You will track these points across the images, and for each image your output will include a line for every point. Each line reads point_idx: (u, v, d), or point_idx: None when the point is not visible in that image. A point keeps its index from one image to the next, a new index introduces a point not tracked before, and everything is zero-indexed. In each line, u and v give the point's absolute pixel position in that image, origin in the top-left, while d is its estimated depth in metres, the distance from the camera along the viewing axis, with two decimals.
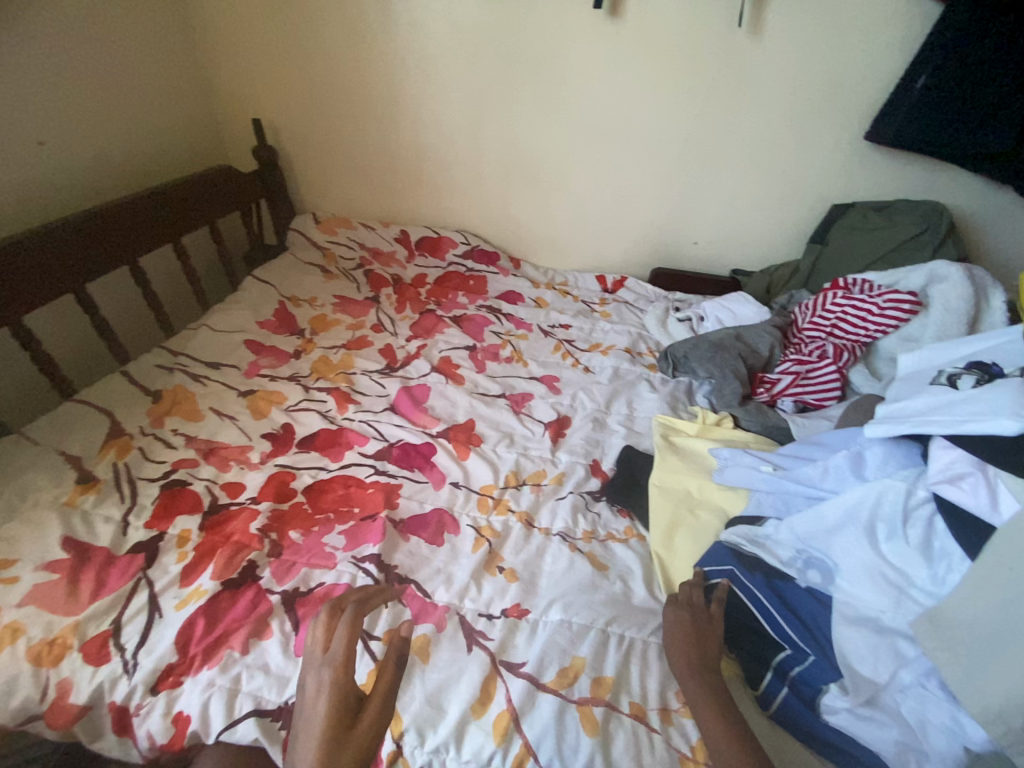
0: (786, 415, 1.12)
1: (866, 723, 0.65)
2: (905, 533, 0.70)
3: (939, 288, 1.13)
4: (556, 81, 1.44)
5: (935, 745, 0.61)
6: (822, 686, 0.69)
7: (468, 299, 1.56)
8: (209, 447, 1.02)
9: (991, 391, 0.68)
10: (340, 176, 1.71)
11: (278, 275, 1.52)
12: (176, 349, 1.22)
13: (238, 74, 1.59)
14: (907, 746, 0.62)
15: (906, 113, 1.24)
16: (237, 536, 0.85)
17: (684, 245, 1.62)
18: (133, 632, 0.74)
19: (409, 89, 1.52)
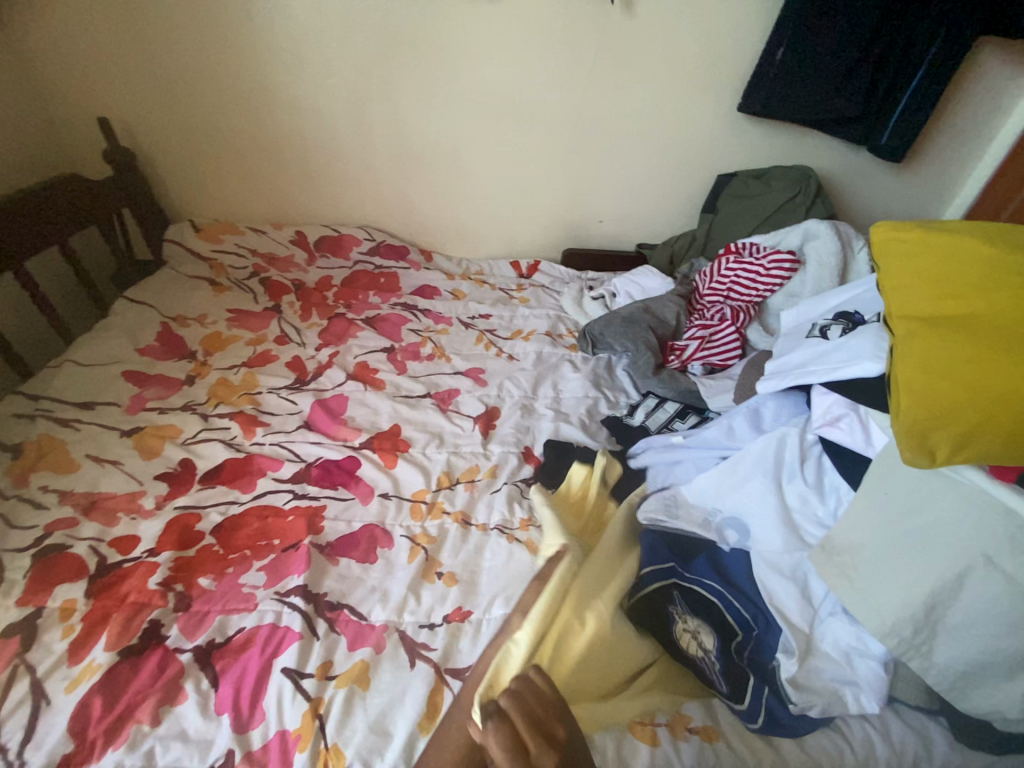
0: (697, 378, 1.18)
1: (813, 676, 0.66)
2: (803, 474, 0.76)
3: (813, 245, 1.24)
4: (441, 62, 1.38)
5: (862, 674, 0.65)
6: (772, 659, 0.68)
7: (380, 298, 1.49)
8: (91, 500, 0.89)
9: (855, 339, 0.75)
10: (217, 177, 1.54)
11: (157, 294, 1.36)
12: (35, 393, 1.06)
13: (69, 65, 1.37)
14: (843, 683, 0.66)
15: (771, 83, 1.33)
16: (132, 596, 0.76)
17: (591, 223, 1.65)
18: (13, 729, 0.63)
19: (281, 76, 1.39)
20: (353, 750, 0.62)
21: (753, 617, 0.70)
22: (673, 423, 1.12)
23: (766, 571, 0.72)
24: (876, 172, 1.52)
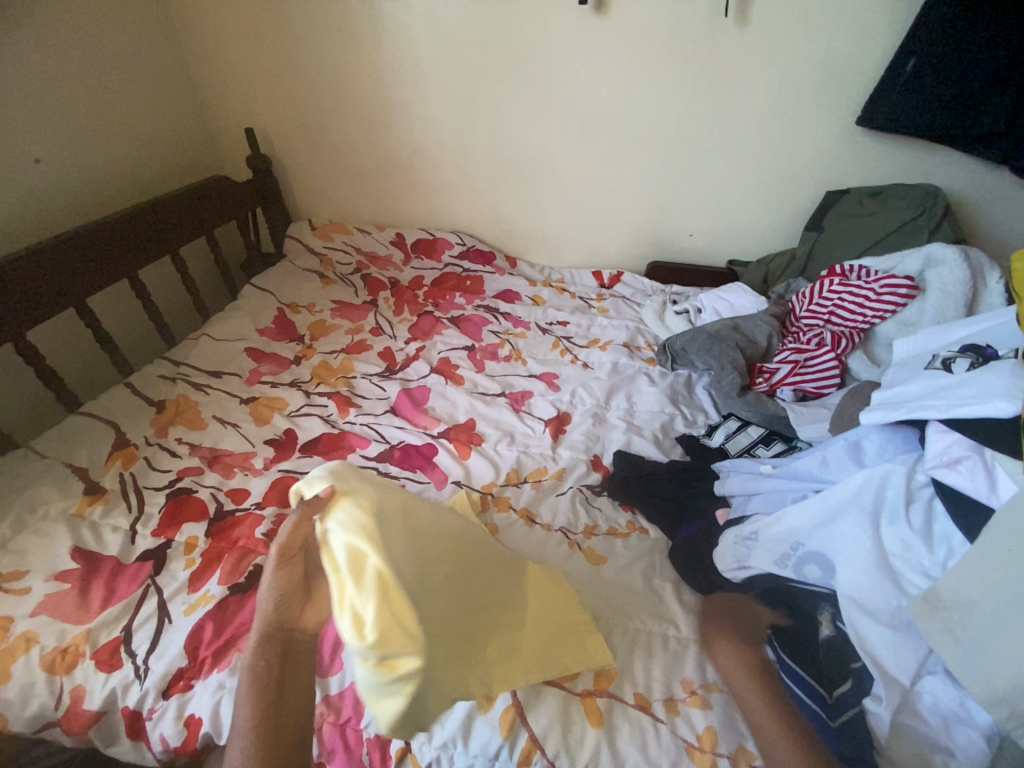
0: (786, 403, 1.12)
1: (901, 735, 0.60)
2: (907, 517, 0.69)
3: (935, 271, 1.12)
4: (543, 78, 1.44)
5: (959, 742, 0.59)
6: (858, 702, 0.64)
7: (466, 299, 1.56)
8: (213, 455, 1.03)
9: (985, 375, 0.67)
10: (334, 182, 1.72)
11: (275, 282, 1.53)
12: (177, 359, 1.24)
13: (228, 85, 1.60)
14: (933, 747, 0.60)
15: (898, 94, 1.23)
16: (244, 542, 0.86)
17: (680, 238, 1.62)
18: (143, 638, 0.75)
19: (398, 92, 1.53)
20: None
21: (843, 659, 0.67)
22: (756, 449, 1.07)
23: (857, 614, 0.67)
24: (1022, 193, 1.35)
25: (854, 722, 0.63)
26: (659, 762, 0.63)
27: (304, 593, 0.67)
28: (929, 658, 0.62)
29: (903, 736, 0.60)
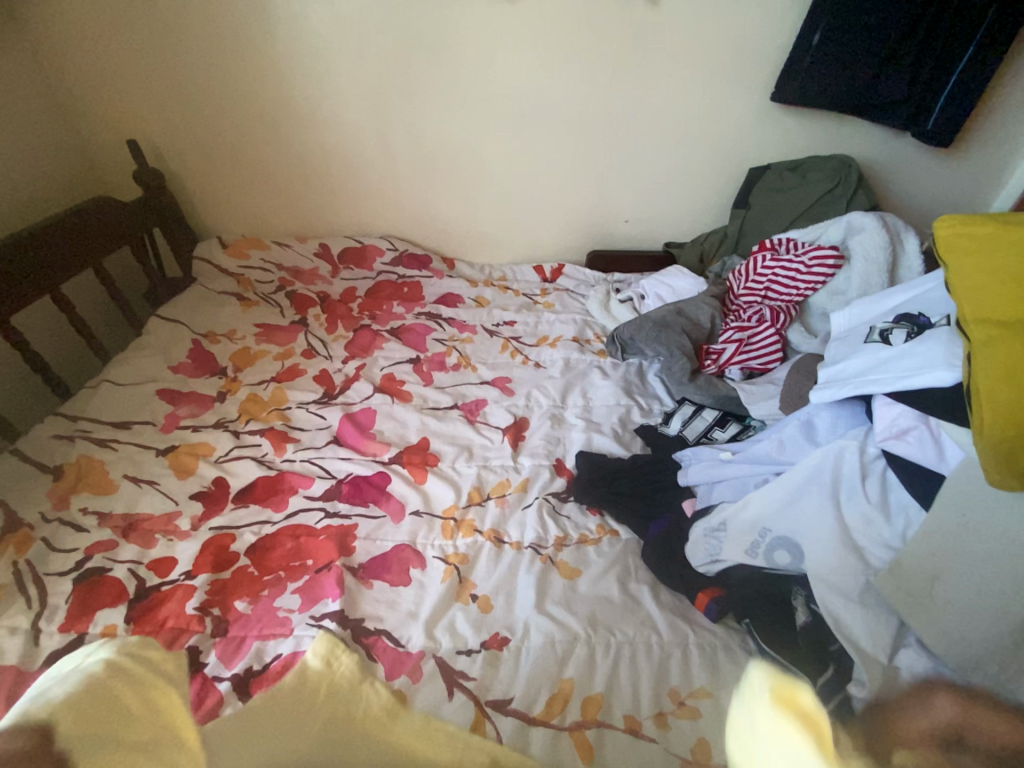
0: (736, 383, 1.12)
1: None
2: (865, 490, 0.70)
3: (858, 239, 1.16)
4: (459, 66, 1.35)
5: None
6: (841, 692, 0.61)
7: (404, 308, 1.47)
8: (130, 521, 0.90)
9: (923, 344, 0.68)
10: (243, 192, 1.56)
11: (187, 311, 1.37)
12: (74, 414, 1.08)
13: (100, 90, 1.40)
14: None
15: (808, 69, 1.26)
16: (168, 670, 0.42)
17: (616, 224, 1.60)
18: None
19: (302, 90, 1.39)
20: None
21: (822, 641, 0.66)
22: (713, 432, 1.07)
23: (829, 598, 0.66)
24: (922, 158, 1.43)
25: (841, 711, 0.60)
26: None
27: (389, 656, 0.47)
28: (902, 630, 0.64)
29: None
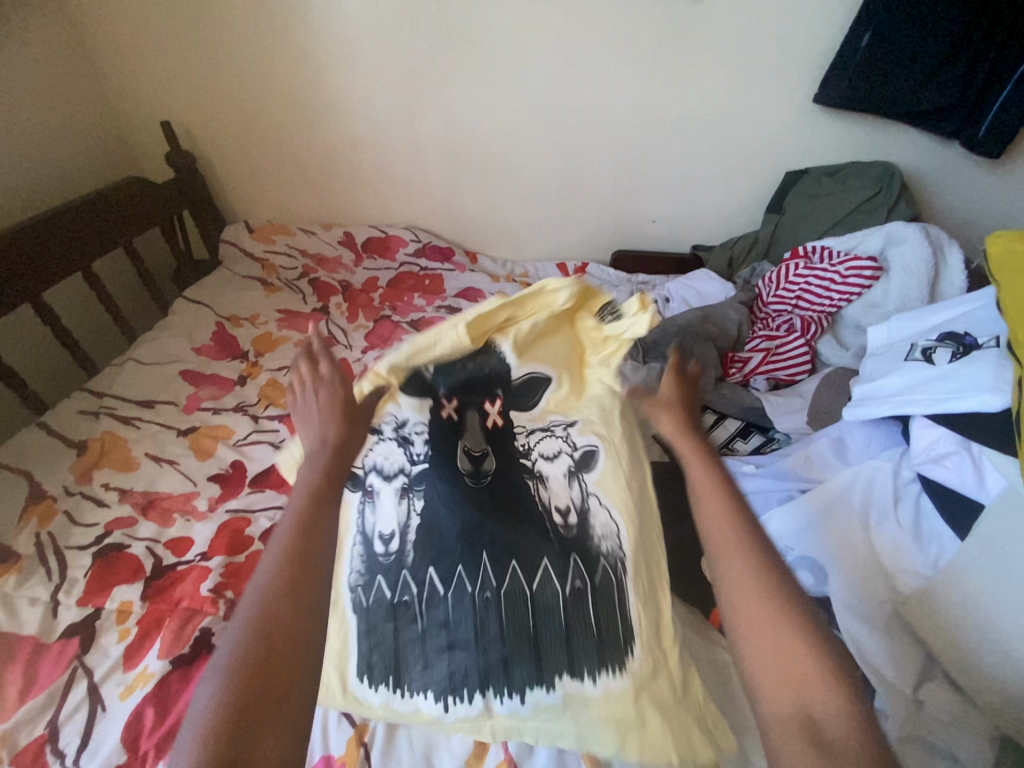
0: (760, 394, 1.09)
1: (913, 750, 0.57)
2: (897, 515, 0.67)
3: (898, 250, 1.12)
4: (492, 58, 1.33)
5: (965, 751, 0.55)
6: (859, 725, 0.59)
7: (425, 300, 1.47)
8: (148, 500, 0.91)
9: (969, 366, 0.65)
10: (271, 178, 1.57)
11: (212, 294, 1.39)
12: (100, 391, 1.10)
13: (136, 72, 1.41)
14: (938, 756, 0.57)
15: (855, 70, 1.21)
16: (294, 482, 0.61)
17: (643, 224, 1.57)
18: (72, 733, 0.63)
19: (333, 77, 1.39)
20: None
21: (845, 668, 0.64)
22: (734, 443, 1.04)
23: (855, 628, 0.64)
24: (970, 167, 1.37)
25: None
26: None
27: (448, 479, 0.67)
28: (929, 666, 0.61)
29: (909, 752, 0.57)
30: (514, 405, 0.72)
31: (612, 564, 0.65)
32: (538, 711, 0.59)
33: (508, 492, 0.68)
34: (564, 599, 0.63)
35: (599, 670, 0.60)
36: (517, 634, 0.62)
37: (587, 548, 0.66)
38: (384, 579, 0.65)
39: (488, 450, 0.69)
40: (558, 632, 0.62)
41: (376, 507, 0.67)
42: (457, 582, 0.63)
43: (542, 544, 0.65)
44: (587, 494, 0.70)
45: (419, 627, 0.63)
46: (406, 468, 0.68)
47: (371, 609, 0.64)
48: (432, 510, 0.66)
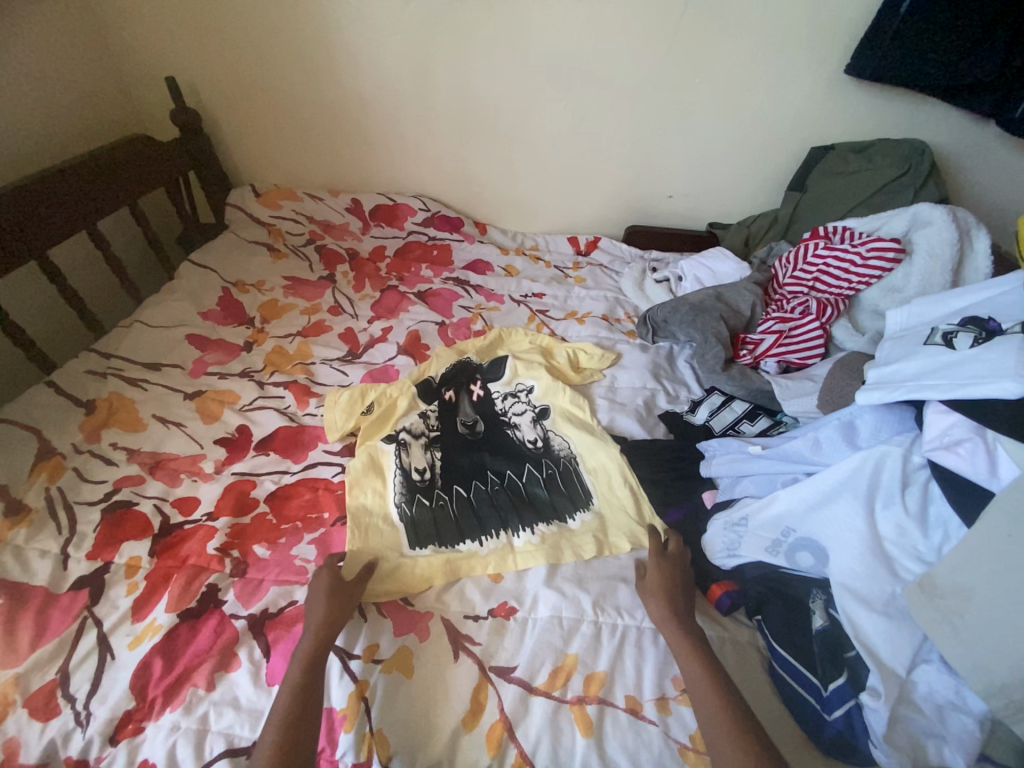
0: (770, 376, 1.07)
1: (900, 726, 0.58)
2: (903, 500, 0.66)
3: (923, 232, 1.08)
4: (509, 16, 1.27)
5: (953, 729, 0.57)
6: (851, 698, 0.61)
7: (432, 271, 1.45)
8: (156, 461, 0.92)
9: (990, 351, 0.63)
10: (279, 141, 1.53)
11: (218, 258, 1.37)
12: (107, 352, 1.10)
13: (140, 24, 1.36)
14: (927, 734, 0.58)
15: (893, 38, 1.15)
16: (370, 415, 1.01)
17: (659, 199, 1.53)
18: (83, 679, 0.66)
19: (342, 33, 1.33)
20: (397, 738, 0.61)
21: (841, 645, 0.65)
22: (740, 425, 1.03)
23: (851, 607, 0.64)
24: (1006, 146, 1.30)
25: (851, 716, 0.60)
26: None
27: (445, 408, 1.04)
28: (923, 646, 0.61)
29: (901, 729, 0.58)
30: (489, 381, 1.09)
31: (569, 460, 0.94)
32: (545, 537, 0.82)
33: (496, 439, 0.98)
34: (531, 458, 0.94)
35: (576, 511, 0.86)
36: (514, 496, 0.88)
37: (551, 454, 0.96)
38: (424, 494, 0.88)
39: (478, 418, 1.02)
40: (544, 496, 0.88)
41: (410, 453, 0.94)
42: (472, 485, 0.90)
43: (522, 457, 0.95)
44: (548, 432, 0.99)
45: (453, 512, 0.85)
46: (427, 433, 0.98)
47: (415, 504, 0.86)
48: (448, 454, 0.95)
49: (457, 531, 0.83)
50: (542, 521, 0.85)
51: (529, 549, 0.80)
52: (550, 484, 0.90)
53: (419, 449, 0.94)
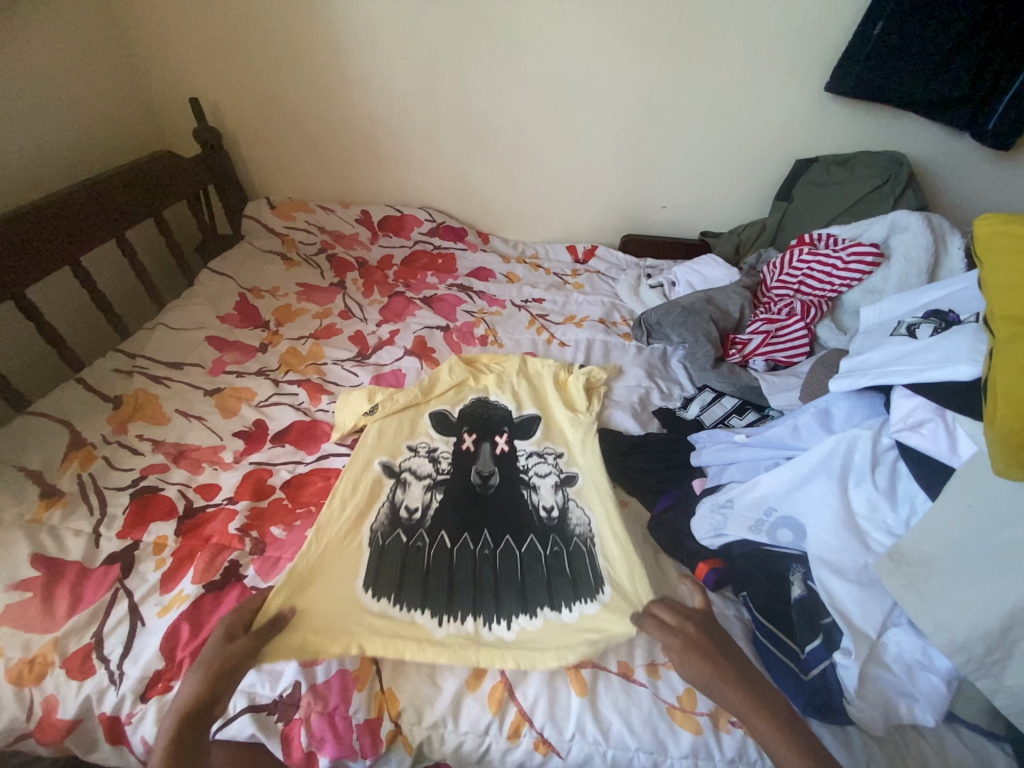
0: (758, 374, 1.13)
1: (871, 684, 0.63)
2: (873, 478, 0.71)
3: (900, 238, 1.14)
4: (510, 41, 1.36)
5: (922, 687, 0.63)
6: (826, 660, 0.66)
7: (438, 278, 1.52)
8: (179, 450, 0.99)
9: (947, 339, 0.69)
10: (293, 157, 1.62)
11: (235, 266, 1.46)
12: (132, 351, 1.17)
13: (169, 51, 1.47)
14: (898, 692, 0.63)
15: (867, 59, 1.23)
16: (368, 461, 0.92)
17: (653, 210, 1.61)
18: (115, 643, 0.71)
19: (355, 56, 1.43)
20: (406, 695, 0.67)
21: (819, 613, 0.70)
22: (730, 419, 1.08)
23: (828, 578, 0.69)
24: (979, 158, 1.38)
25: (826, 674, 0.66)
26: (642, 728, 0.65)
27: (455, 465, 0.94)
28: (894, 611, 0.66)
29: (872, 686, 0.63)
30: (517, 437, 1.00)
31: (584, 540, 0.83)
32: (521, 636, 0.72)
33: (508, 499, 0.89)
34: (538, 534, 0.84)
35: (574, 602, 0.75)
36: (506, 578, 0.78)
37: (564, 531, 0.84)
38: (404, 532, 0.83)
39: (496, 471, 0.93)
40: (539, 576, 0.78)
41: (406, 491, 0.88)
42: (461, 540, 0.82)
43: (528, 526, 0.85)
44: (568, 501, 0.89)
45: (427, 557, 0.80)
46: (433, 476, 0.91)
47: (386, 554, 0.79)
48: (449, 499, 0.88)
49: (419, 596, 0.75)
50: (527, 613, 0.74)
51: (496, 645, 0.70)
52: (554, 562, 0.80)
53: (422, 496, 0.88)
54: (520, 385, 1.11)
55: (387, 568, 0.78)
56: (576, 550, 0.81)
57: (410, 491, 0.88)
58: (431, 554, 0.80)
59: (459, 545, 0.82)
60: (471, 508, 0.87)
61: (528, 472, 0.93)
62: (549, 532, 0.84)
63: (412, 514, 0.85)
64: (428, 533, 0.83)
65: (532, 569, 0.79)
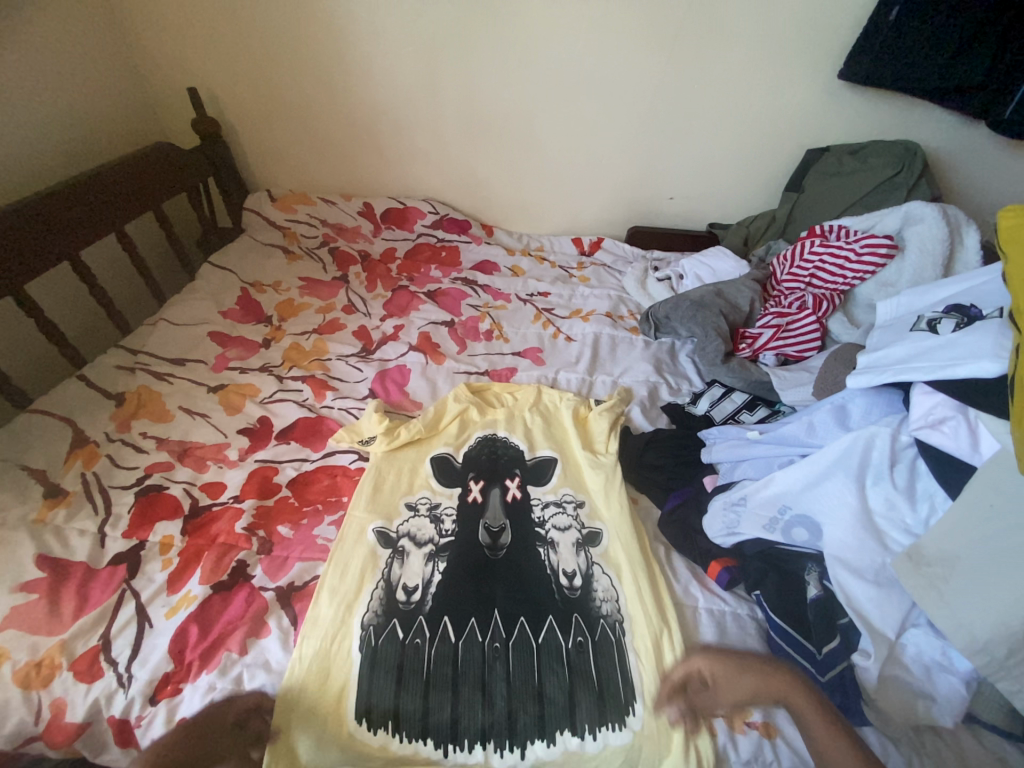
0: (769, 369, 1.11)
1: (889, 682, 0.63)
2: (892, 477, 0.70)
3: (915, 230, 1.12)
4: (515, 29, 1.33)
5: (941, 689, 0.62)
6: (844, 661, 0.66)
7: (441, 272, 1.50)
8: (183, 448, 0.97)
9: (969, 335, 0.67)
10: (294, 148, 1.59)
11: (237, 260, 1.44)
12: (134, 348, 1.15)
13: (165, 40, 1.44)
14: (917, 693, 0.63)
15: (882, 45, 1.20)
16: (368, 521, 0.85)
17: (660, 201, 1.58)
18: (124, 644, 0.70)
19: (357, 45, 1.39)
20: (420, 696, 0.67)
21: (835, 614, 0.69)
22: (740, 415, 1.07)
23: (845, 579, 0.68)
24: (995, 147, 1.35)
25: (843, 676, 0.65)
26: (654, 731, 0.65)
27: (462, 520, 0.87)
28: (912, 611, 0.66)
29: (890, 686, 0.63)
30: (529, 482, 0.92)
31: (611, 623, 0.74)
32: None
33: (519, 561, 0.81)
34: (558, 617, 0.75)
35: (600, 724, 0.66)
36: (520, 681, 0.69)
37: (588, 610, 0.76)
38: (401, 625, 0.73)
39: (507, 526, 0.86)
40: (558, 682, 0.69)
41: (404, 564, 0.80)
42: (469, 630, 0.73)
43: (547, 605, 0.76)
44: (591, 566, 0.81)
45: (428, 662, 0.70)
46: (435, 541, 0.83)
47: (381, 654, 0.70)
48: (452, 573, 0.79)
49: (418, 715, 0.66)
50: (544, 739, 0.65)
51: None
52: (576, 660, 0.71)
53: (424, 566, 0.80)
54: (534, 422, 1.03)
55: (389, 663, 0.70)
56: (600, 641, 0.73)
57: (408, 563, 0.80)
58: (434, 653, 0.71)
59: (467, 641, 0.72)
60: (479, 572, 0.80)
61: (541, 527, 0.86)
62: (567, 614, 0.75)
63: (410, 599, 0.76)
64: (427, 626, 0.73)
65: (548, 670, 0.70)
